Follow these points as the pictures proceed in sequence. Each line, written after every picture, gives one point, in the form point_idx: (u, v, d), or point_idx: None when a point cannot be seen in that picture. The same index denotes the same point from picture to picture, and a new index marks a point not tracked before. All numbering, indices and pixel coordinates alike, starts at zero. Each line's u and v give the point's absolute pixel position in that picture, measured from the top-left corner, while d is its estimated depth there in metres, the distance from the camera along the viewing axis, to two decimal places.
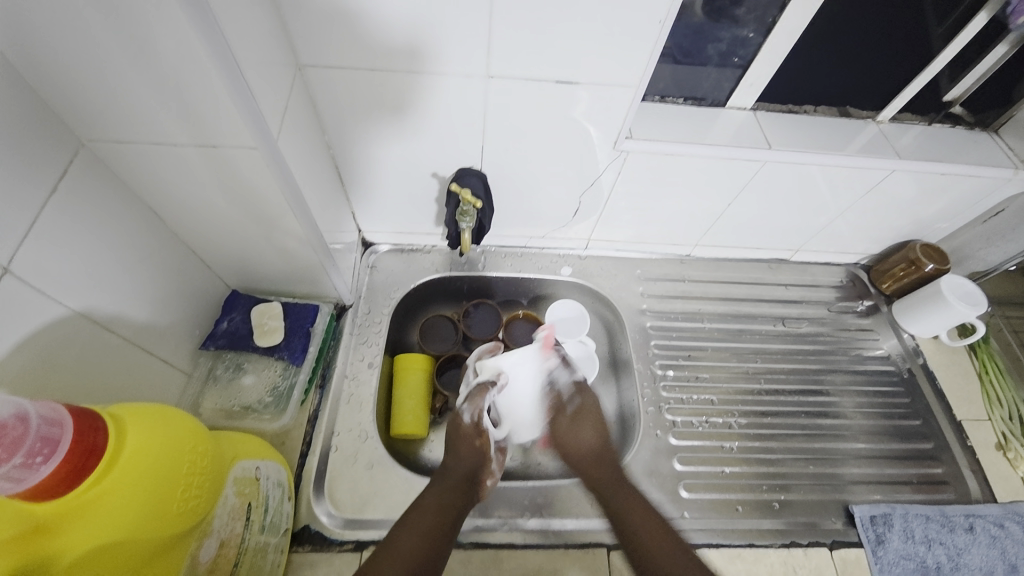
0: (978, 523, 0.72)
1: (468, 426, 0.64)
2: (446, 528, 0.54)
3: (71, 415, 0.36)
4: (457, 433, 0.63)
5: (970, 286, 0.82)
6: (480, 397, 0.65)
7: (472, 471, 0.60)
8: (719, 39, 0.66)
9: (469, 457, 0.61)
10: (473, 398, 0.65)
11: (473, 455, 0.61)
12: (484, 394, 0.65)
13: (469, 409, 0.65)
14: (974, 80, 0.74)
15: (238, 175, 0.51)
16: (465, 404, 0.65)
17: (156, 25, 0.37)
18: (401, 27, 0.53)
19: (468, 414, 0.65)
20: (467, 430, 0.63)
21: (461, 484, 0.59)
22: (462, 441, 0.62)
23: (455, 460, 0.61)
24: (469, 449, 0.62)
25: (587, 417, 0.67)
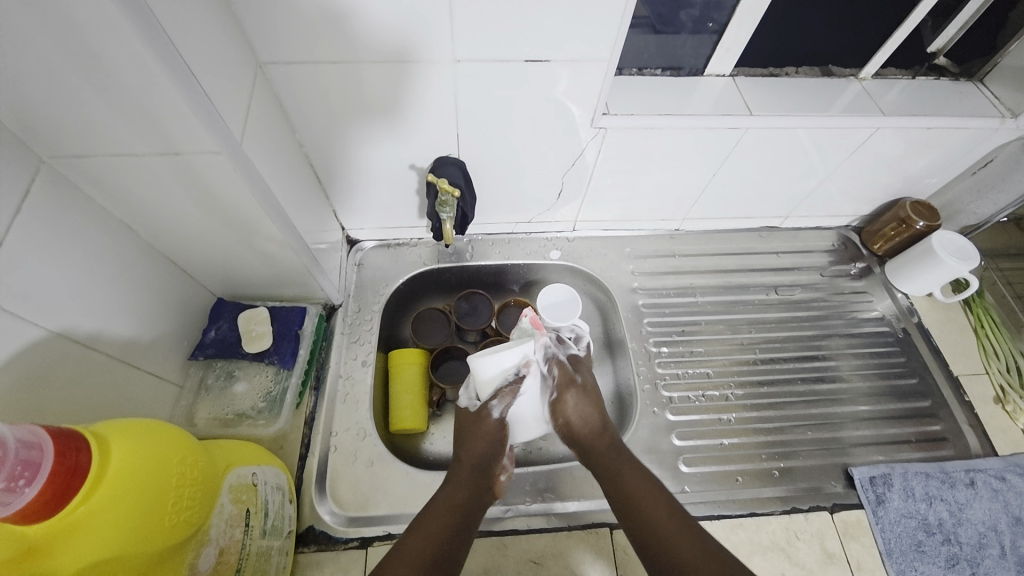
0: (978, 477, 0.72)
1: (491, 421, 0.62)
2: (458, 528, 0.53)
3: (51, 437, 0.35)
4: (473, 425, 0.63)
5: (962, 242, 0.81)
6: (511, 395, 0.61)
7: (486, 463, 0.60)
8: (691, 5, 0.64)
9: (483, 449, 0.61)
10: (502, 395, 0.61)
11: (486, 449, 0.61)
12: (514, 392, 0.61)
13: (499, 406, 0.61)
14: (957, 30, 0.72)
15: (206, 182, 0.50)
16: (495, 402, 0.61)
17: (94, 31, 0.36)
18: (369, 14, 0.51)
19: (497, 410, 0.62)
20: (486, 425, 0.62)
21: (476, 477, 0.59)
22: (473, 435, 0.62)
23: (467, 453, 0.61)
24: (483, 442, 0.61)
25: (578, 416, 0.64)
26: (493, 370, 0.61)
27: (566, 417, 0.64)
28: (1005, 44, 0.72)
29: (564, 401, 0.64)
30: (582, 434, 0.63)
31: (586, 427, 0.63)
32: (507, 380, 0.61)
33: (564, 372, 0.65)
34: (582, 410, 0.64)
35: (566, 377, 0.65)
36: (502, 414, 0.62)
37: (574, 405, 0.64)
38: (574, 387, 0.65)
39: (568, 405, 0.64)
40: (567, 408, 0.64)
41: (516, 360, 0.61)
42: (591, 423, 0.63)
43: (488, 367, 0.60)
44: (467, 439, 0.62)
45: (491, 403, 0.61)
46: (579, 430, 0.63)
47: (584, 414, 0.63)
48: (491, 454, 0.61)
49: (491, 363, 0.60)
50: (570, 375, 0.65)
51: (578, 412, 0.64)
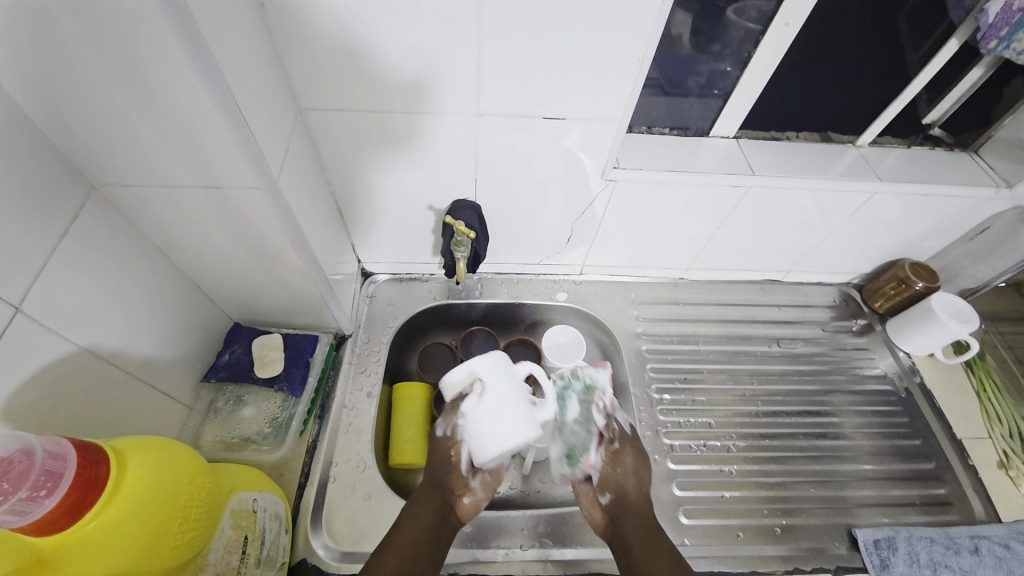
0: (983, 545, 0.70)
1: (442, 438, 0.61)
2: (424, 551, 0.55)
3: (75, 449, 0.37)
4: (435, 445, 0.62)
5: (961, 305, 0.83)
6: (454, 415, 0.59)
7: (441, 481, 0.59)
8: (698, 72, 0.69)
9: (438, 468, 0.60)
10: (448, 414, 0.61)
11: (440, 466, 0.60)
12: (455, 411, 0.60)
13: (443, 424, 0.62)
14: (950, 103, 0.77)
15: (240, 215, 0.53)
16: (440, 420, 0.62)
17: (161, 77, 0.40)
18: (407, 67, 0.56)
19: (445, 428, 0.61)
20: (440, 442, 0.61)
21: (432, 494, 0.59)
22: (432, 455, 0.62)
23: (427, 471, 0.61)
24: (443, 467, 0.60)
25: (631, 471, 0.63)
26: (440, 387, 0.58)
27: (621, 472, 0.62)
28: (999, 117, 0.76)
29: (623, 456, 0.63)
30: (631, 496, 0.61)
31: (635, 488, 0.62)
32: (452, 397, 0.57)
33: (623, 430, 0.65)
34: (636, 471, 0.63)
35: (622, 435, 0.65)
36: (446, 432, 0.61)
37: (627, 458, 0.63)
38: (628, 448, 0.64)
39: (626, 461, 0.63)
40: (625, 462, 0.63)
41: (466, 379, 0.56)
42: (638, 487, 0.62)
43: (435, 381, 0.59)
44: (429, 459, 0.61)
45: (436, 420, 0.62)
46: (627, 491, 0.62)
47: (637, 474, 0.63)
48: (447, 473, 0.59)
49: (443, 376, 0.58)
50: (627, 432, 0.65)
51: (632, 472, 0.63)
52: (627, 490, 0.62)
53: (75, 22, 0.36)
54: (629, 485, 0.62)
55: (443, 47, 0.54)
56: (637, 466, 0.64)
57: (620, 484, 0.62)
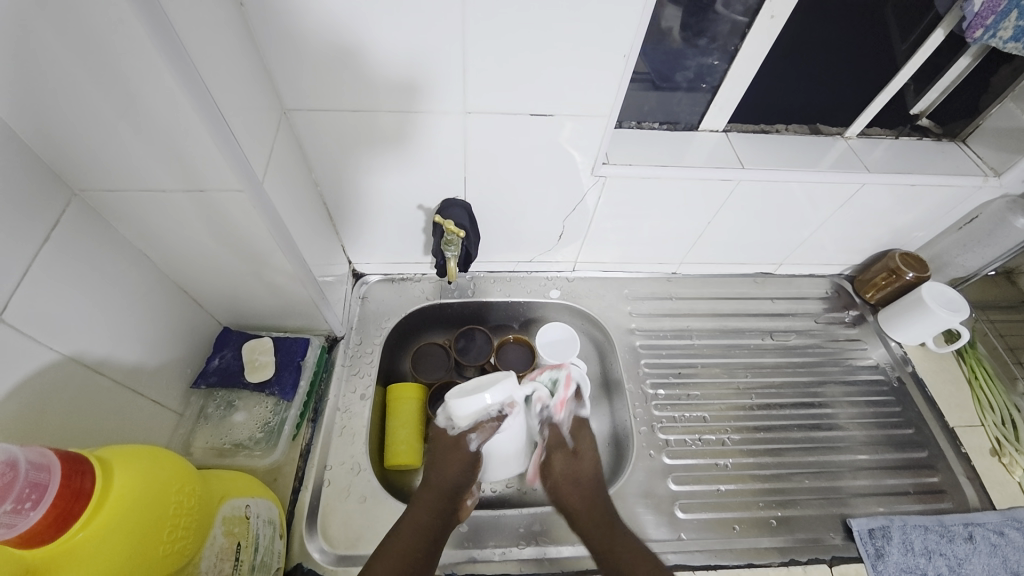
0: (977, 531, 0.71)
1: (466, 450, 0.63)
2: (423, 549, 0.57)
3: (60, 459, 0.36)
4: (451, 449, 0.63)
5: (951, 294, 0.83)
6: (490, 431, 0.63)
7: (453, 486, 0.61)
8: (687, 67, 0.69)
9: (453, 474, 0.62)
10: (480, 429, 0.62)
11: (456, 473, 0.62)
12: (490, 428, 0.62)
13: (476, 438, 0.63)
14: (937, 94, 0.77)
15: (226, 218, 0.53)
16: (473, 434, 0.63)
17: (139, 80, 0.39)
18: (395, 67, 0.55)
19: (474, 443, 0.63)
20: (459, 451, 0.63)
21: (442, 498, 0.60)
22: (446, 460, 0.63)
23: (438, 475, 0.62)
24: (453, 471, 0.62)
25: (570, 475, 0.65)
26: (474, 404, 0.61)
27: (553, 483, 0.66)
28: (987, 106, 0.76)
29: (552, 467, 0.66)
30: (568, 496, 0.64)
31: (573, 491, 0.64)
32: (489, 413, 0.62)
33: (557, 436, 0.67)
34: (569, 474, 0.65)
35: (557, 440, 0.67)
36: (478, 447, 0.63)
37: (560, 464, 0.66)
38: (563, 451, 0.67)
39: (555, 467, 0.66)
40: (554, 469, 0.66)
41: (504, 399, 0.62)
42: (577, 490, 0.64)
43: (468, 402, 0.61)
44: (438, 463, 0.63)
45: (469, 434, 0.62)
46: (564, 494, 0.65)
47: (570, 480, 0.65)
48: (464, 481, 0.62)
49: (480, 393, 0.61)
50: (560, 437, 0.67)
51: (567, 477, 0.65)
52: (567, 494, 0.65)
53: (45, 25, 0.35)
54: (564, 491, 0.65)
55: (429, 45, 0.54)
56: (577, 466, 0.66)
57: (556, 495, 0.65)
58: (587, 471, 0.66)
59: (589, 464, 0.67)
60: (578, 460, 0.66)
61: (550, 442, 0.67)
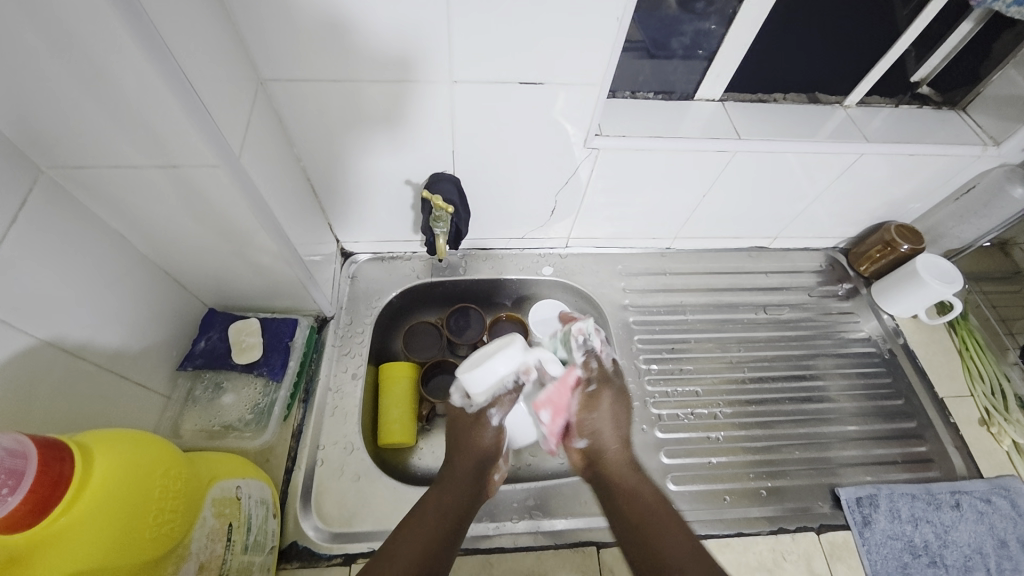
0: (964, 499, 0.73)
1: (489, 428, 0.62)
2: (447, 534, 0.53)
3: (36, 446, 0.35)
4: (473, 433, 0.62)
5: (945, 265, 0.83)
6: (510, 404, 0.62)
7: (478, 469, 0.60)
8: (683, 33, 0.66)
9: (475, 456, 0.61)
10: (500, 404, 0.62)
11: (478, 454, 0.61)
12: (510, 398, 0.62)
13: (498, 415, 0.62)
14: (939, 59, 0.75)
15: (205, 195, 0.51)
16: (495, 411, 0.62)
17: (99, 48, 0.37)
18: (378, 32, 0.52)
19: (495, 419, 0.62)
20: (481, 429, 0.62)
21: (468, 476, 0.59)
22: (466, 444, 0.61)
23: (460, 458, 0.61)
24: (476, 453, 0.61)
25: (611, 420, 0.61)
26: (486, 380, 0.60)
27: (598, 412, 0.61)
28: (988, 72, 0.75)
29: (600, 398, 0.62)
30: (608, 442, 0.60)
31: (613, 436, 0.60)
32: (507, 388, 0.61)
33: (602, 370, 0.65)
34: (614, 414, 0.62)
35: (602, 374, 0.65)
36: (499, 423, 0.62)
37: (606, 403, 0.62)
38: (609, 387, 0.64)
39: (604, 403, 0.62)
40: (601, 406, 0.62)
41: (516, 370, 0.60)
42: (616, 430, 0.61)
43: (482, 379, 0.60)
44: (462, 449, 0.61)
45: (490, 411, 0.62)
46: (606, 438, 0.60)
47: (615, 418, 0.61)
48: (488, 461, 0.61)
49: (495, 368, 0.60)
50: (607, 373, 0.65)
51: (614, 416, 0.61)
52: (607, 445, 0.59)
53: None
54: (607, 424, 0.61)
55: (415, 15, 0.51)
56: (617, 411, 0.62)
57: (597, 428, 0.60)
58: (626, 414, 0.63)
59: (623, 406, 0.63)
60: (618, 402, 0.63)
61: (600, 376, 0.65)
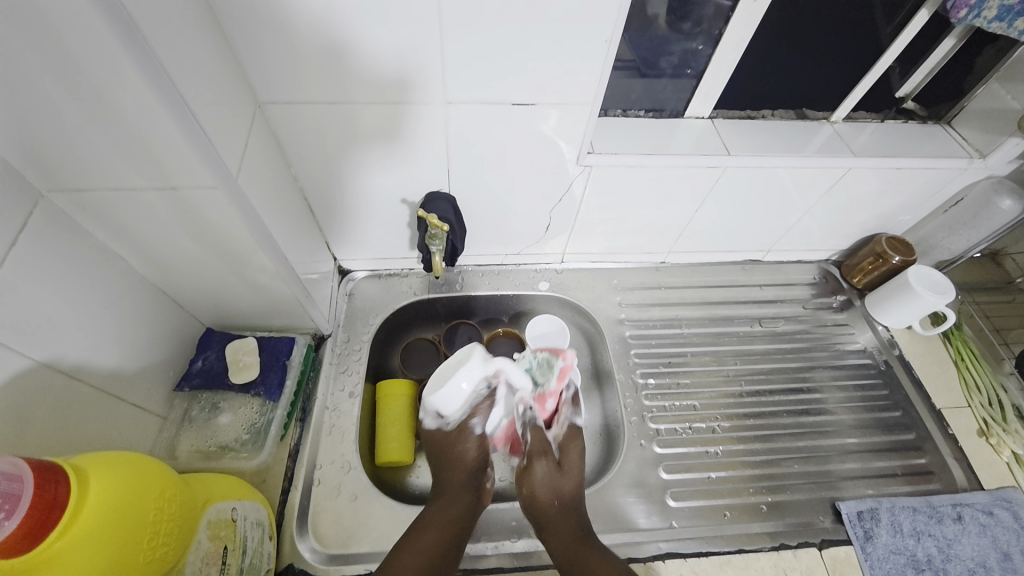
0: (965, 512, 0.72)
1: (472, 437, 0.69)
2: (446, 544, 0.58)
3: (31, 470, 0.35)
4: (454, 447, 0.68)
5: (937, 276, 0.84)
6: (485, 408, 0.69)
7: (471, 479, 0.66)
8: (671, 53, 0.68)
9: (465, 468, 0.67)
10: (478, 412, 0.69)
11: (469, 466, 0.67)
12: (485, 403, 0.69)
13: (479, 422, 0.69)
14: (923, 75, 0.76)
15: (203, 216, 0.51)
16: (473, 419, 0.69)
17: (101, 76, 0.38)
18: (374, 56, 0.54)
19: (477, 425, 0.69)
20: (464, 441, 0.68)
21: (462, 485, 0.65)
22: (455, 458, 0.67)
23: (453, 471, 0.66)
24: (465, 466, 0.67)
25: (551, 483, 0.66)
26: (453, 396, 0.66)
27: (530, 481, 0.67)
28: (971, 87, 0.76)
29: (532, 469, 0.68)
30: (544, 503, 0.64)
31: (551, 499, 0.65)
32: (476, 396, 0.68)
33: (540, 441, 0.70)
34: (548, 481, 0.66)
35: (541, 446, 0.70)
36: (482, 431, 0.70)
37: (543, 470, 0.67)
38: (548, 459, 0.69)
39: (538, 473, 0.67)
40: (534, 476, 0.67)
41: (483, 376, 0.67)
42: (553, 493, 0.65)
43: (452, 398, 0.67)
44: (450, 463, 0.67)
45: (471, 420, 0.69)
46: (541, 500, 0.65)
47: (550, 484, 0.66)
48: (478, 471, 0.67)
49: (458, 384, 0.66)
50: (548, 445, 0.70)
51: (547, 481, 0.66)
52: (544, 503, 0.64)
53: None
54: (539, 489, 0.66)
55: (410, 40, 0.53)
56: (564, 473, 0.67)
57: (529, 495, 0.66)
58: (569, 478, 0.67)
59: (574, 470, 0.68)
60: (560, 468, 0.68)
61: (537, 448, 0.70)
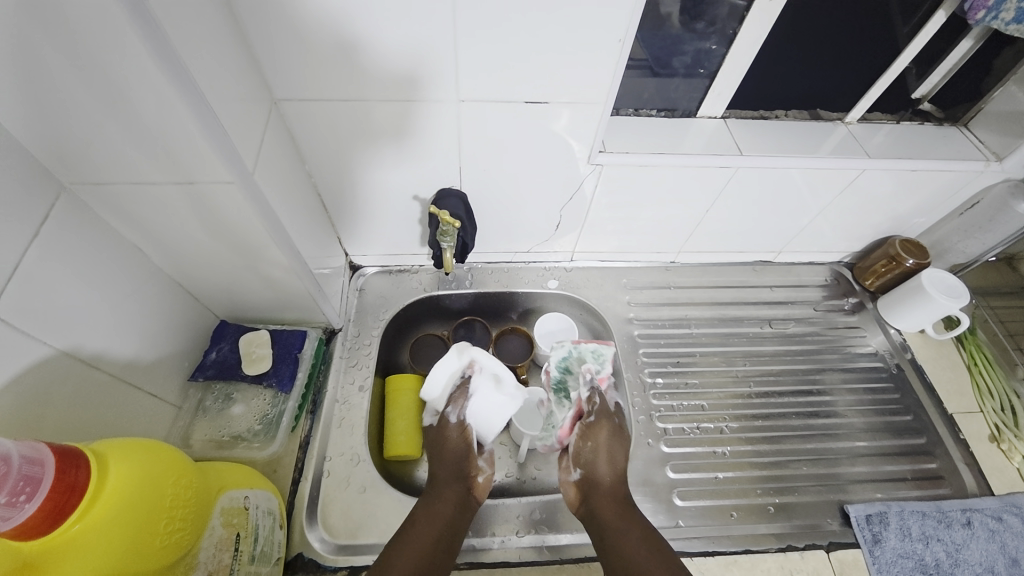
0: (975, 517, 0.71)
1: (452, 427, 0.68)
2: (440, 540, 0.58)
3: (52, 454, 0.36)
4: (441, 439, 0.68)
5: (951, 280, 0.82)
6: (462, 398, 0.69)
7: (459, 471, 0.66)
8: (684, 52, 0.68)
9: (454, 460, 0.66)
10: (456, 401, 0.69)
11: (457, 457, 0.67)
12: (463, 391, 0.69)
13: (452, 411, 0.69)
14: (939, 77, 0.76)
15: (219, 210, 0.52)
16: (449, 408, 0.69)
17: (124, 71, 0.39)
18: (389, 53, 0.54)
19: (453, 415, 0.69)
20: (449, 431, 0.68)
21: (452, 478, 0.65)
22: (443, 452, 0.67)
23: (440, 464, 0.66)
24: (452, 458, 0.67)
25: (610, 452, 0.66)
26: (437, 385, 0.70)
27: (593, 446, 0.66)
28: (989, 89, 0.75)
29: (595, 432, 0.67)
30: (603, 470, 0.64)
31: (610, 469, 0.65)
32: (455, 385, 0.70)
33: (603, 406, 0.69)
34: (609, 448, 0.66)
35: (603, 411, 0.69)
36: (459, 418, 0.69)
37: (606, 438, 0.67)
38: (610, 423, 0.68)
39: (603, 432, 0.67)
40: (599, 440, 0.66)
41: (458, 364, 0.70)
42: (611, 462, 0.65)
43: (432, 380, 0.70)
44: (438, 457, 0.67)
45: (444, 408, 0.69)
46: (602, 468, 0.64)
47: (610, 451, 0.66)
48: (465, 462, 0.67)
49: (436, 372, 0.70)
50: (609, 410, 0.69)
51: (608, 449, 0.66)
52: (603, 472, 0.64)
53: (25, 21, 0.35)
54: (602, 458, 0.65)
55: (424, 37, 0.53)
56: (619, 442, 0.67)
57: (591, 460, 0.65)
58: (623, 448, 0.67)
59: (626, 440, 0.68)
60: (618, 436, 0.68)
61: (601, 409, 0.69)
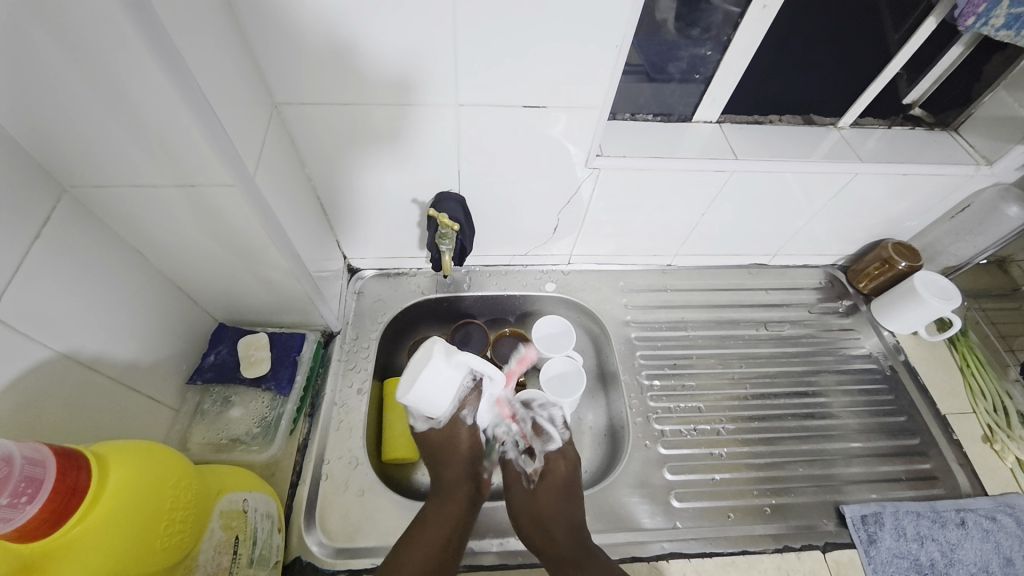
0: (969, 517, 0.72)
1: (464, 429, 0.70)
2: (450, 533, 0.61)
3: (54, 455, 0.36)
4: (452, 439, 0.70)
5: (943, 283, 0.85)
6: (474, 400, 0.70)
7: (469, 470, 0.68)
8: (679, 58, 0.69)
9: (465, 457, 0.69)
10: (467, 404, 0.70)
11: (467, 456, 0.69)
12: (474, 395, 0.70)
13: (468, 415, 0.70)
14: (931, 83, 0.77)
15: (218, 212, 0.52)
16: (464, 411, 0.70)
17: (127, 74, 0.39)
18: (387, 58, 0.55)
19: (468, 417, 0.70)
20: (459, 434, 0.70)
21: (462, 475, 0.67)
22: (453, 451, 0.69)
23: (450, 463, 0.68)
24: (460, 457, 0.69)
25: (530, 499, 0.67)
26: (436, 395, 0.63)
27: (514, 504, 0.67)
28: (979, 95, 0.76)
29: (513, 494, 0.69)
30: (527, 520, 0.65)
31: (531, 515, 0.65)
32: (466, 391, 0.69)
33: (516, 471, 0.71)
34: (527, 502, 0.67)
35: (519, 472, 0.71)
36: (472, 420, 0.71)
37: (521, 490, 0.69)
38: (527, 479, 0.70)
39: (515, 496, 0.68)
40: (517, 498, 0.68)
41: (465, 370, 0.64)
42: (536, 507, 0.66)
43: (435, 398, 0.63)
44: (449, 456, 0.69)
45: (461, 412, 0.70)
46: (524, 518, 0.66)
47: (531, 503, 0.67)
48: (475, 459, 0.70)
49: (431, 382, 0.61)
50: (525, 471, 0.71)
51: (525, 499, 0.67)
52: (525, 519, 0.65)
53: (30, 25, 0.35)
54: (522, 512, 0.66)
55: (422, 43, 0.54)
56: (541, 488, 0.68)
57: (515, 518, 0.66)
58: (547, 489, 0.68)
59: (553, 479, 0.69)
60: (543, 486, 0.68)
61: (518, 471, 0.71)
